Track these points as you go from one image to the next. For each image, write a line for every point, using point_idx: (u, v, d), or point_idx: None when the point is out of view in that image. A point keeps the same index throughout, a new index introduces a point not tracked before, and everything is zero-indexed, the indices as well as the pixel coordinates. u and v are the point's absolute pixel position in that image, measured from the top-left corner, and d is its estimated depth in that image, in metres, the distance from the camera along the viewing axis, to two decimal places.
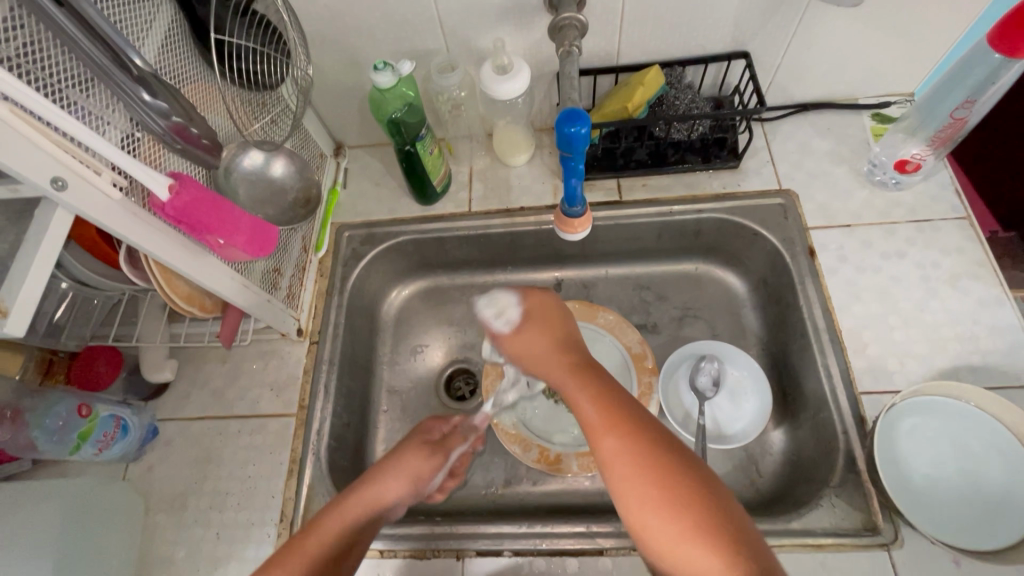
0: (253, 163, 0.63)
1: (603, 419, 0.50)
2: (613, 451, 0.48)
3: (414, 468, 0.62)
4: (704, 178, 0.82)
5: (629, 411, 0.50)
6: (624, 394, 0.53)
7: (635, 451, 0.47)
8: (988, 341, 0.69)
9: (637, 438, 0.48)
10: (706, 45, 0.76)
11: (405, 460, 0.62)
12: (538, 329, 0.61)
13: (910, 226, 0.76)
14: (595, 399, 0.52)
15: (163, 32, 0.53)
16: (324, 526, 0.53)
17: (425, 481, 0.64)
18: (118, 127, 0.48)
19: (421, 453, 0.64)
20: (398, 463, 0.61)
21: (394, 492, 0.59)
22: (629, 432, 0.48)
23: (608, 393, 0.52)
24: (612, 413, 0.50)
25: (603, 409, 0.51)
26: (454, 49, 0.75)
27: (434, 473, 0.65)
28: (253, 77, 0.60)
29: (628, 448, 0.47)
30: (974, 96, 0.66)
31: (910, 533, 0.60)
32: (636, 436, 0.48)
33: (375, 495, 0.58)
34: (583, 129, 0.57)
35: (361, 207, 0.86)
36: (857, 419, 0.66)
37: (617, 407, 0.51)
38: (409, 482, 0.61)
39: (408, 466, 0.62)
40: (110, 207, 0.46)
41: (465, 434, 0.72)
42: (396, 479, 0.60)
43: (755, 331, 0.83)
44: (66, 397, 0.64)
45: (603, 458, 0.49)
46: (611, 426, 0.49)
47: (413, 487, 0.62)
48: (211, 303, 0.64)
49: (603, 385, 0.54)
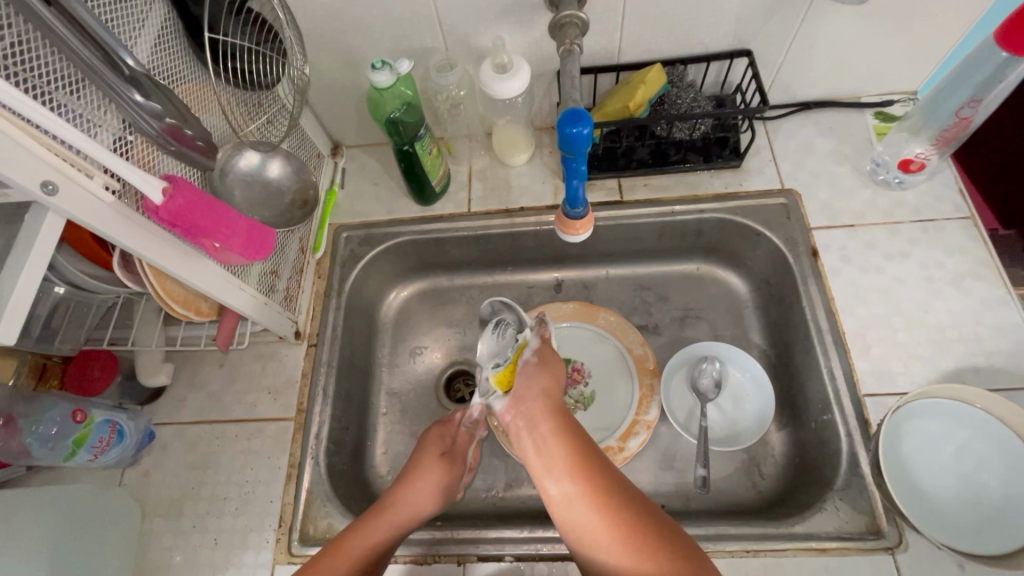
0: (248, 164, 0.62)
1: (569, 477, 0.54)
2: (579, 506, 0.53)
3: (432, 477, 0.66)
4: (705, 178, 0.81)
5: (592, 464, 0.55)
6: (588, 443, 0.58)
7: (600, 509, 0.53)
8: (992, 342, 0.68)
9: (592, 494, 0.53)
10: (708, 43, 0.75)
11: (423, 477, 0.66)
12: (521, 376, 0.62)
13: (914, 226, 0.76)
14: (553, 451, 0.56)
15: (155, 31, 0.52)
16: (348, 549, 0.57)
17: (447, 490, 0.67)
18: (110, 129, 0.46)
19: (439, 467, 0.67)
20: (418, 481, 0.65)
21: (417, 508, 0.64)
22: (594, 490, 0.54)
23: (574, 446, 0.56)
24: (577, 468, 0.55)
25: (569, 465, 0.55)
26: (452, 47, 0.74)
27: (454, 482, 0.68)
28: (248, 77, 0.59)
29: (593, 507, 0.53)
30: (979, 94, 0.65)
31: (915, 537, 0.60)
32: (601, 492, 0.53)
33: (400, 514, 0.62)
34: (584, 129, 0.56)
35: (359, 208, 0.85)
36: (861, 422, 0.66)
37: (581, 461, 0.55)
38: (431, 498, 0.65)
39: (428, 481, 0.66)
40: (101, 211, 0.45)
41: (472, 432, 0.72)
42: (417, 497, 0.64)
43: (757, 331, 0.82)
44: (60, 401, 0.63)
45: (566, 512, 0.54)
46: (567, 481, 0.54)
47: (435, 500, 0.65)
48: (208, 307, 0.63)
49: (561, 433, 0.58)
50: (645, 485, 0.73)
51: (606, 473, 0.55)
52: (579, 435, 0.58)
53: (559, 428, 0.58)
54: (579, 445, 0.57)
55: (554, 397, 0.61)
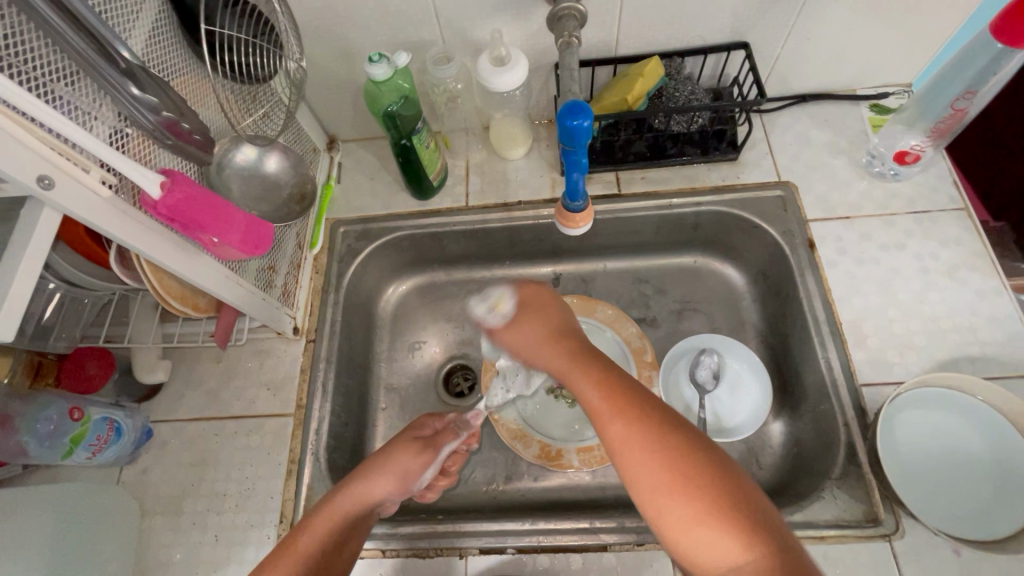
0: (246, 158, 0.62)
1: (607, 400, 0.49)
2: (616, 430, 0.47)
3: (400, 465, 0.62)
4: (703, 171, 0.81)
5: (638, 397, 0.49)
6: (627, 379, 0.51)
7: (641, 430, 0.46)
8: (986, 332, 0.69)
9: (643, 420, 0.46)
10: (706, 36, 0.75)
11: (394, 456, 0.62)
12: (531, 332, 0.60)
13: (908, 217, 0.76)
14: (598, 388, 0.50)
15: (149, 22, 0.51)
16: (314, 528, 0.54)
17: (413, 480, 0.63)
18: (106, 122, 0.46)
19: (410, 448, 0.64)
20: (385, 466, 0.61)
21: (377, 492, 0.60)
22: (637, 416, 0.47)
23: (611, 379, 0.51)
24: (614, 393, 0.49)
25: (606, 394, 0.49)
26: (450, 39, 0.73)
27: (421, 471, 0.64)
28: (245, 70, 0.59)
29: (633, 431, 0.46)
30: (975, 86, 0.66)
31: (911, 523, 0.60)
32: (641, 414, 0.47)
33: (357, 497, 0.58)
34: (585, 122, 0.56)
35: (356, 202, 0.85)
36: (858, 411, 0.66)
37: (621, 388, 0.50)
38: (398, 479, 0.62)
39: (395, 466, 0.62)
40: (99, 206, 0.44)
41: (458, 430, 0.71)
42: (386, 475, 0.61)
43: (754, 324, 0.82)
44: (57, 399, 0.63)
45: (618, 450, 0.47)
46: (614, 411, 0.48)
47: (399, 487, 0.62)
48: (205, 303, 0.63)
49: (610, 377, 0.51)
50: None
51: (660, 402, 0.48)
52: (619, 373, 0.52)
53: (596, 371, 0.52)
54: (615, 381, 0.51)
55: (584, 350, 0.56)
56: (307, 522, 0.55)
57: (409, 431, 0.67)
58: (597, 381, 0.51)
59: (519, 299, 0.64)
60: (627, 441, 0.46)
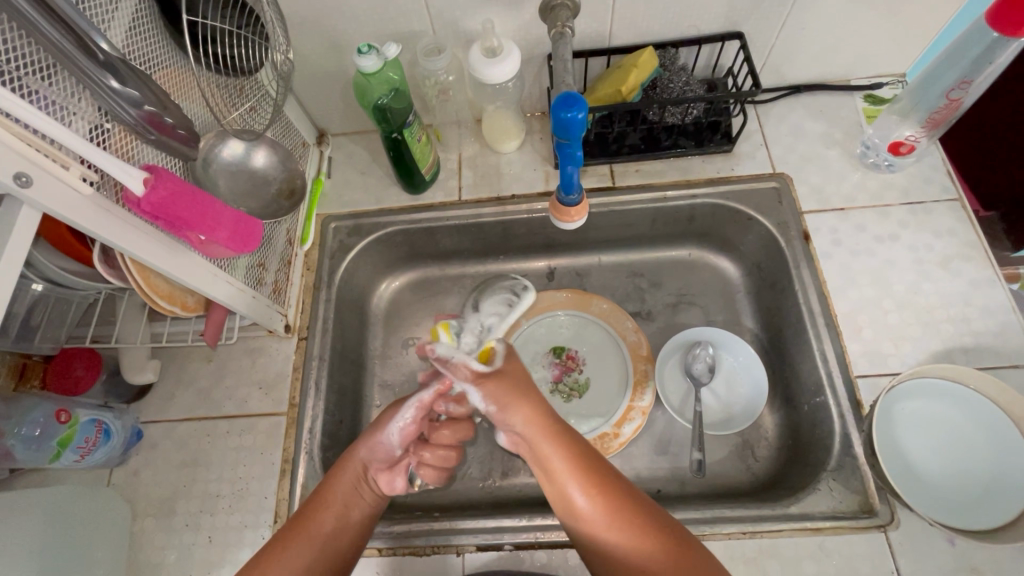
0: (232, 153, 0.61)
1: (591, 495, 0.54)
2: (600, 518, 0.53)
3: (380, 421, 0.65)
4: (697, 163, 0.81)
5: (607, 478, 0.55)
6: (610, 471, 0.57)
7: (621, 528, 0.53)
8: (979, 322, 0.69)
9: (615, 501, 0.54)
10: (700, 26, 0.74)
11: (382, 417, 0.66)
12: (510, 387, 0.60)
13: (903, 209, 0.76)
14: (565, 462, 0.56)
15: (129, 13, 0.50)
16: (324, 505, 0.59)
17: (390, 432, 0.64)
18: (86, 117, 0.44)
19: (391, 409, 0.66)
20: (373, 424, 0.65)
21: (365, 450, 0.63)
22: (608, 497, 0.54)
23: (594, 465, 0.56)
24: (596, 486, 0.54)
25: (587, 480, 0.55)
26: (440, 31, 0.72)
27: (394, 420, 0.64)
28: (231, 62, 0.57)
29: (615, 528, 0.53)
30: (969, 76, 0.65)
31: (906, 515, 0.61)
32: (623, 511, 0.53)
33: (353, 465, 0.62)
34: (579, 114, 0.55)
35: (347, 197, 0.83)
36: (854, 403, 0.66)
37: (602, 481, 0.55)
38: (378, 436, 0.64)
39: (376, 423, 0.65)
40: (79, 204, 0.43)
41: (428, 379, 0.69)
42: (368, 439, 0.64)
43: (750, 316, 0.82)
44: (43, 402, 0.62)
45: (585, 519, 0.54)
46: (587, 488, 0.54)
47: (385, 443, 0.64)
48: (193, 302, 0.61)
49: (578, 451, 0.57)
50: (642, 471, 0.74)
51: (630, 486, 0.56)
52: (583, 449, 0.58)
53: (566, 446, 0.57)
54: (591, 468, 0.56)
55: (542, 408, 0.60)
56: (317, 500, 0.59)
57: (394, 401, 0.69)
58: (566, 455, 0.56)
59: (488, 390, 0.60)
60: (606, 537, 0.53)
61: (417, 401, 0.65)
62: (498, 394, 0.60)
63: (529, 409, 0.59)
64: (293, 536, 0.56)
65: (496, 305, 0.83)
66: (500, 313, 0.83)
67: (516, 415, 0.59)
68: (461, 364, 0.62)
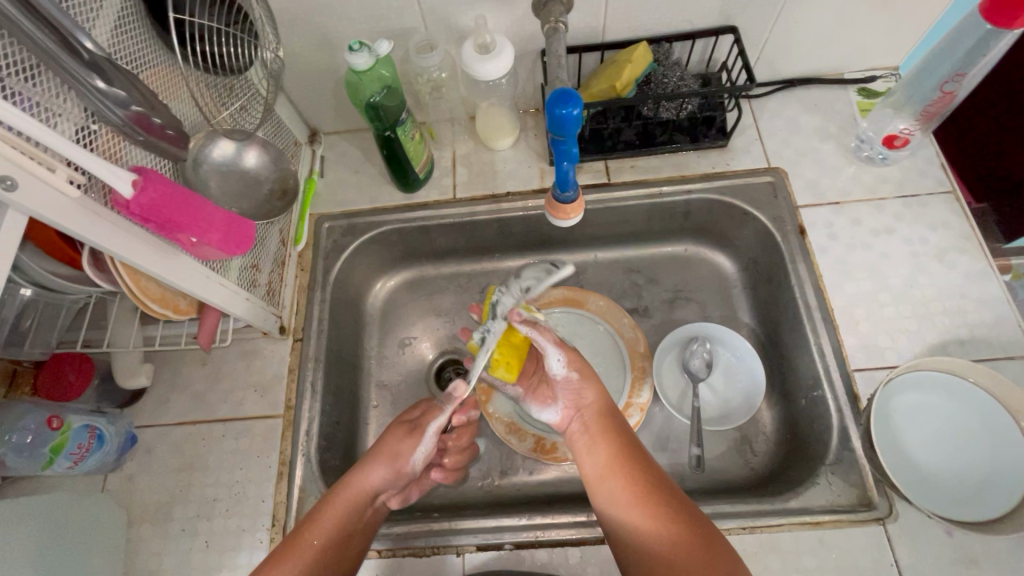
0: (222, 153, 0.60)
1: (624, 480, 0.58)
2: (626, 503, 0.56)
3: (391, 449, 0.66)
4: (692, 158, 0.80)
5: (641, 470, 0.58)
6: (645, 466, 0.59)
7: (646, 515, 0.55)
8: (975, 314, 0.69)
9: (643, 490, 0.57)
10: (693, 21, 0.74)
11: (394, 444, 0.66)
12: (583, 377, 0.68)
13: (897, 202, 0.76)
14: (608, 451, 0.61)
15: (114, 12, 0.49)
16: (324, 517, 0.59)
17: (406, 462, 0.67)
18: (72, 118, 0.44)
19: (408, 438, 0.67)
20: (374, 453, 0.65)
21: (373, 479, 0.63)
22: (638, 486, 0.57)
23: (631, 459, 0.60)
24: (632, 477, 0.58)
25: (621, 467, 0.59)
26: (433, 27, 0.71)
27: (414, 452, 0.67)
28: (220, 61, 0.56)
29: (641, 504, 0.56)
30: (964, 68, 0.65)
31: (904, 507, 0.61)
32: (650, 501, 0.56)
33: (355, 488, 0.62)
34: (574, 110, 0.55)
35: (341, 197, 0.83)
36: (852, 397, 0.67)
37: (637, 470, 0.58)
38: (391, 464, 0.65)
39: (386, 451, 0.66)
40: (67, 207, 0.42)
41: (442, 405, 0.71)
42: (381, 465, 0.64)
43: (746, 311, 0.82)
44: (35, 408, 0.61)
45: (613, 503, 0.57)
46: (622, 476, 0.58)
47: (397, 470, 0.66)
48: (187, 304, 0.60)
49: (622, 444, 0.61)
50: None
51: (665, 481, 0.58)
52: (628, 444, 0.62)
53: (613, 438, 0.62)
54: (630, 452, 0.60)
55: (602, 401, 0.66)
56: (316, 514, 0.59)
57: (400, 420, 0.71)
58: (609, 445, 0.61)
59: (571, 358, 0.68)
60: (629, 510, 0.56)
61: (434, 428, 0.69)
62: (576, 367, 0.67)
63: (595, 390, 0.66)
64: (285, 552, 0.56)
65: (536, 271, 0.76)
66: (540, 277, 0.75)
67: (584, 391, 0.66)
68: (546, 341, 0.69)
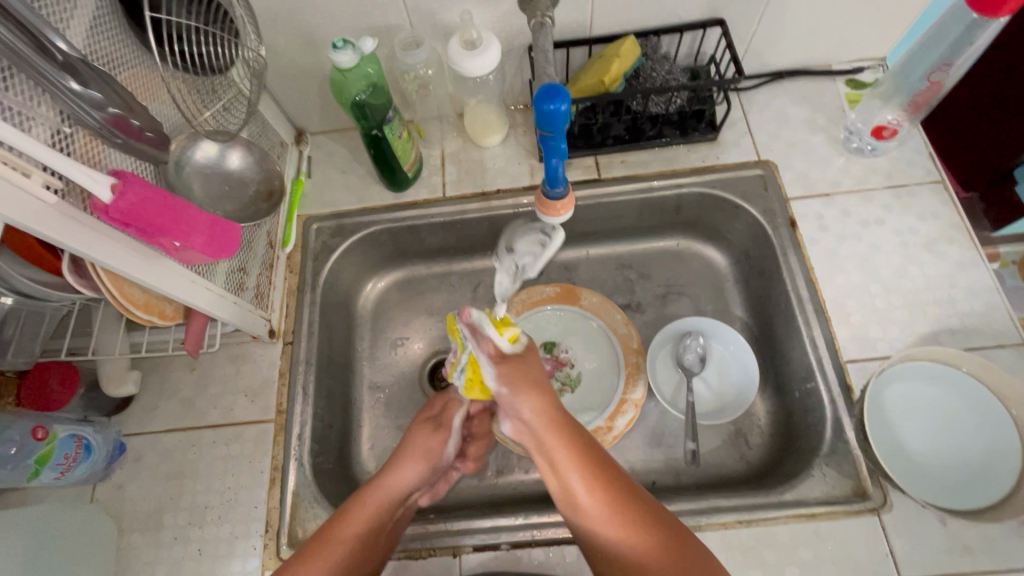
0: (206, 155, 0.59)
1: (589, 485, 0.55)
2: (596, 512, 0.54)
3: (422, 446, 0.67)
4: (682, 152, 0.80)
5: (608, 473, 0.56)
6: (610, 468, 0.56)
7: (619, 521, 0.53)
8: (965, 303, 0.69)
9: (613, 496, 0.54)
10: (681, 14, 0.73)
11: (424, 440, 0.67)
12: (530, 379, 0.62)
13: (887, 192, 0.76)
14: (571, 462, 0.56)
15: (89, 12, 0.47)
16: (353, 516, 0.58)
17: (439, 457, 0.68)
18: (47, 122, 0.43)
19: (437, 435, 0.68)
20: (406, 452, 0.66)
21: (408, 478, 0.64)
22: (607, 492, 0.54)
23: (593, 462, 0.56)
24: (597, 480, 0.55)
25: (585, 473, 0.55)
26: (418, 24, 0.70)
27: (444, 446, 0.68)
28: (200, 60, 0.55)
29: (613, 514, 0.53)
30: (949, 59, 0.66)
31: (899, 497, 0.61)
32: (622, 507, 0.53)
33: (388, 488, 0.62)
34: (562, 106, 0.54)
35: (329, 197, 0.82)
36: (844, 388, 0.67)
37: (602, 473, 0.55)
38: (421, 462, 0.66)
39: (417, 448, 0.66)
40: (44, 213, 0.41)
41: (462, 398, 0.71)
42: (408, 466, 0.65)
43: (738, 304, 0.82)
44: (17, 419, 0.59)
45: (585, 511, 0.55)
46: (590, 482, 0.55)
47: (430, 466, 0.66)
48: (173, 310, 0.59)
49: (583, 448, 0.57)
50: (636, 463, 0.73)
51: (633, 481, 0.56)
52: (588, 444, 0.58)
53: (573, 440, 0.58)
54: (592, 457, 0.57)
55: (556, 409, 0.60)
56: (344, 513, 0.59)
57: (421, 415, 0.71)
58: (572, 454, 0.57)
59: (519, 368, 0.63)
60: (601, 519, 0.53)
61: (456, 425, 0.70)
62: (518, 378, 0.62)
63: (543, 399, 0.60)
64: (315, 550, 0.55)
65: (530, 245, 0.80)
66: (534, 252, 0.80)
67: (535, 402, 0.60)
68: (489, 338, 0.63)
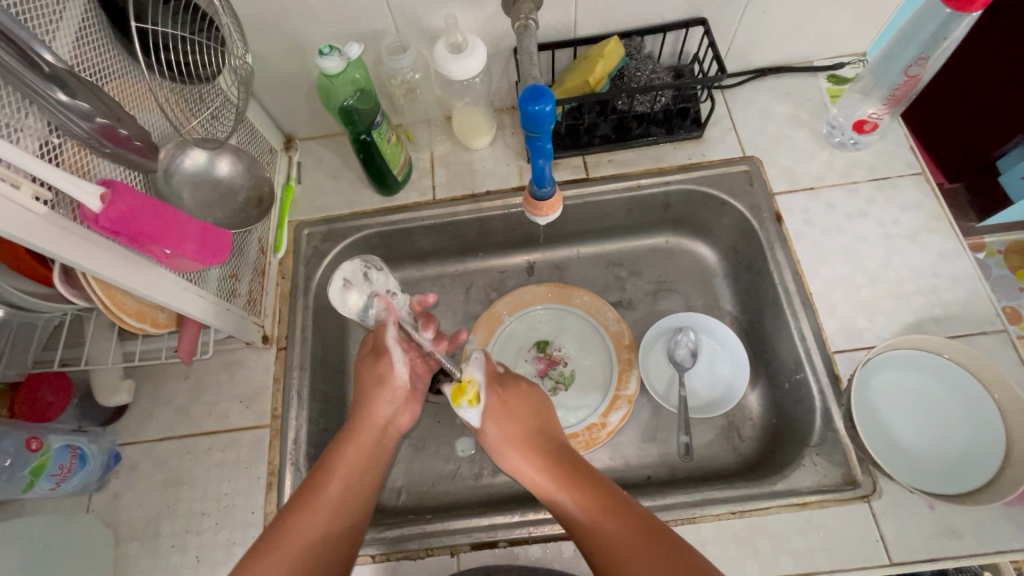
0: (195, 162, 0.60)
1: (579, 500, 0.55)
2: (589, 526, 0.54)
3: (377, 372, 0.68)
4: (669, 150, 0.81)
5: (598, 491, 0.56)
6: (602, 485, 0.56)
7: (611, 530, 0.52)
8: (948, 292, 0.71)
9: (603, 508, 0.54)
10: (663, 14, 0.74)
11: (384, 365, 0.69)
12: (519, 412, 0.64)
13: (869, 185, 0.78)
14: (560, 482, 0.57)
15: (75, 22, 0.48)
16: (337, 464, 0.61)
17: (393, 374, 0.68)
18: (36, 134, 0.43)
19: (385, 355, 0.69)
20: (364, 389, 0.68)
21: (383, 409, 0.67)
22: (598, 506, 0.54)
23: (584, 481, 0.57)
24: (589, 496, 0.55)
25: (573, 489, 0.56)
26: (404, 28, 0.71)
27: (392, 363, 0.68)
28: (186, 69, 0.56)
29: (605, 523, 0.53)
30: (926, 52, 0.66)
31: (887, 483, 0.62)
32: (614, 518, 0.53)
33: (365, 425, 0.65)
34: (547, 106, 0.55)
35: (319, 202, 0.82)
36: (832, 378, 0.68)
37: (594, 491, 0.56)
38: (395, 386, 0.68)
39: (372, 377, 0.68)
40: (34, 224, 0.41)
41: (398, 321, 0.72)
42: (383, 395, 0.68)
43: (728, 299, 0.83)
44: (11, 430, 0.59)
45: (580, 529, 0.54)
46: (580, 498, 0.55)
47: (395, 400, 0.68)
48: (165, 317, 0.60)
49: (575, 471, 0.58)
50: (631, 459, 0.74)
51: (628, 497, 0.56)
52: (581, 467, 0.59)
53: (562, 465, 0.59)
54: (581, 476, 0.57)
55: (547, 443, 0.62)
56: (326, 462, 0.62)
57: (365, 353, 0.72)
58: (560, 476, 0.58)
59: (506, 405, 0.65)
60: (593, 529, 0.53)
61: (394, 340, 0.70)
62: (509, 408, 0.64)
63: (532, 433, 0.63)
64: (304, 501, 0.58)
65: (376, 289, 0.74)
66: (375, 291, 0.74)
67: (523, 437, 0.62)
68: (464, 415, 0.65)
